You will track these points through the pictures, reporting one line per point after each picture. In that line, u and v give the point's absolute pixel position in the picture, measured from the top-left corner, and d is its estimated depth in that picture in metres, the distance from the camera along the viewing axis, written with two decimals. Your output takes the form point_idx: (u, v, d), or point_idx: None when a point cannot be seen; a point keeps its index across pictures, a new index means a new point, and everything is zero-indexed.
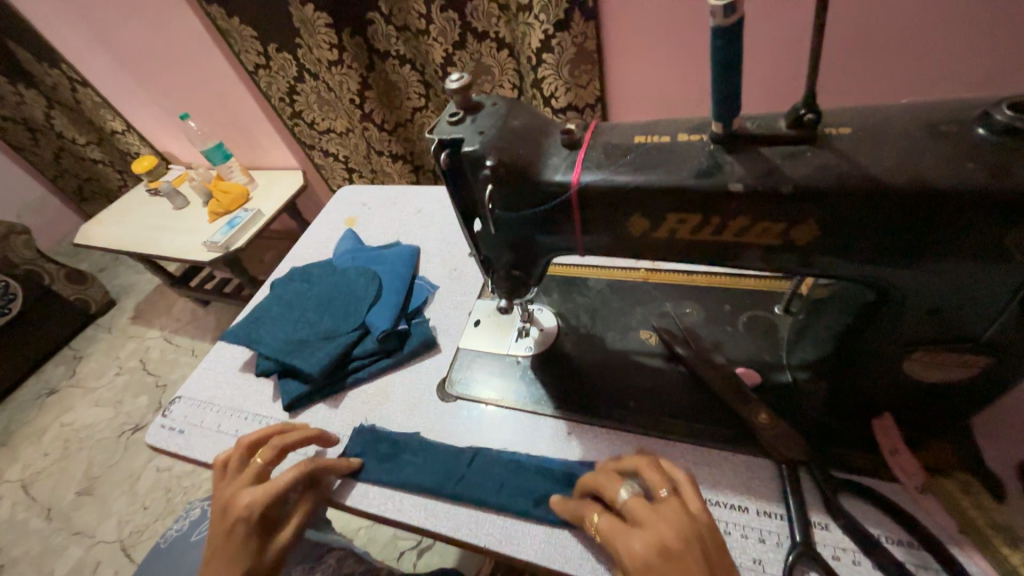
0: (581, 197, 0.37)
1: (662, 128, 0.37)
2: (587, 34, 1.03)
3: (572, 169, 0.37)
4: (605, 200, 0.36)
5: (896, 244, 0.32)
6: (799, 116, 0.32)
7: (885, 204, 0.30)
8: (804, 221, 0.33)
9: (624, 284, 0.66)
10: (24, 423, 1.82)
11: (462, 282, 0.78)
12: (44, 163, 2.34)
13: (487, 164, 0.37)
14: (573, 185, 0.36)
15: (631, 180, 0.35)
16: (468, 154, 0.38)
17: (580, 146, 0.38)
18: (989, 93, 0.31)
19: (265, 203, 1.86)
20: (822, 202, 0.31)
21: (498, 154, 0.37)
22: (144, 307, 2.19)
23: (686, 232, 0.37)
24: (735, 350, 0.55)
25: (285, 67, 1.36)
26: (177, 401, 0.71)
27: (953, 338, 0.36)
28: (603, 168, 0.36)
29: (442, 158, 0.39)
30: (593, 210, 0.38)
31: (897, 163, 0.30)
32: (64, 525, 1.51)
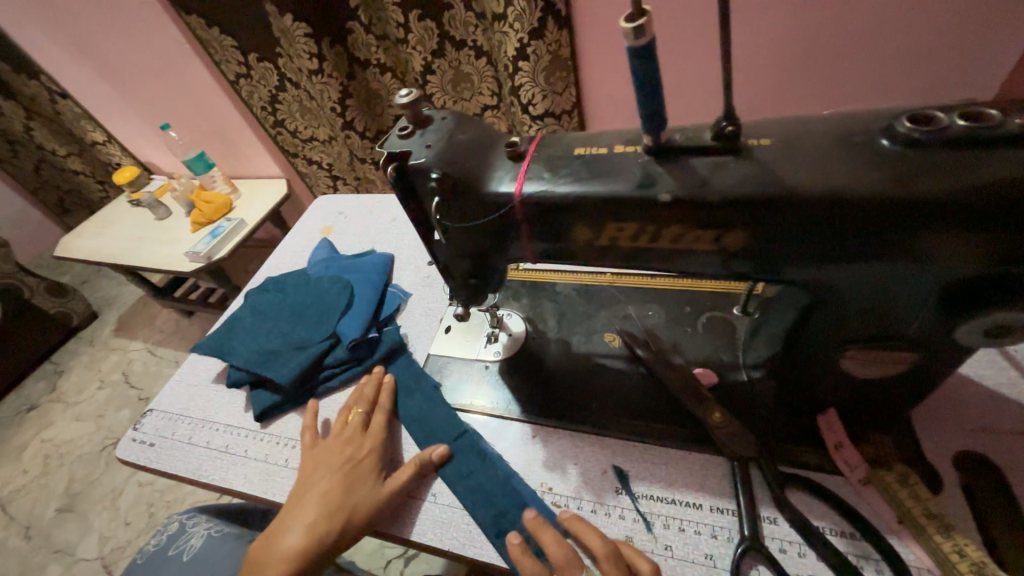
0: (525, 207, 0.38)
1: (601, 140, 0.38)
2: (560, 43, 1.06)
3: (516, 180, 0.38)
4: (547, 209, 0.38)
5: (817, 249, 0.34)
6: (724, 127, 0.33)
7: (801, 210, 0.32)
8: (734, 228, 0.35)
9: (590, 289, 0.67)
10: (2, 439, 1.78)
11: (435, 289, 0.79)
12: (24, 175, 2.31)
13: (433, 176, 0.39)
14: (516, 197, 0.38)
15: (570, 190, 0.36)
16: (415, 166, 0.39)
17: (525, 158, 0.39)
18: (901, 105, 0.33)
19: (249, 211, 1.85)
20: (748, 209, 0.33)
21: (443, 167, 0.38)
22: (127, 319, 2.16)
23: (628, 240, 0.38)
24: (694, 352, 0.56)
25: (265, 77, 1.37)
26: (150, 413, 0.71)
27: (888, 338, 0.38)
28: (545, 179, 0.37)
29: (388, 170, 0.40)
30: (538, 220, 0.39)
31: (813, 172, 0.32)
32: (43, 543, 1.48)
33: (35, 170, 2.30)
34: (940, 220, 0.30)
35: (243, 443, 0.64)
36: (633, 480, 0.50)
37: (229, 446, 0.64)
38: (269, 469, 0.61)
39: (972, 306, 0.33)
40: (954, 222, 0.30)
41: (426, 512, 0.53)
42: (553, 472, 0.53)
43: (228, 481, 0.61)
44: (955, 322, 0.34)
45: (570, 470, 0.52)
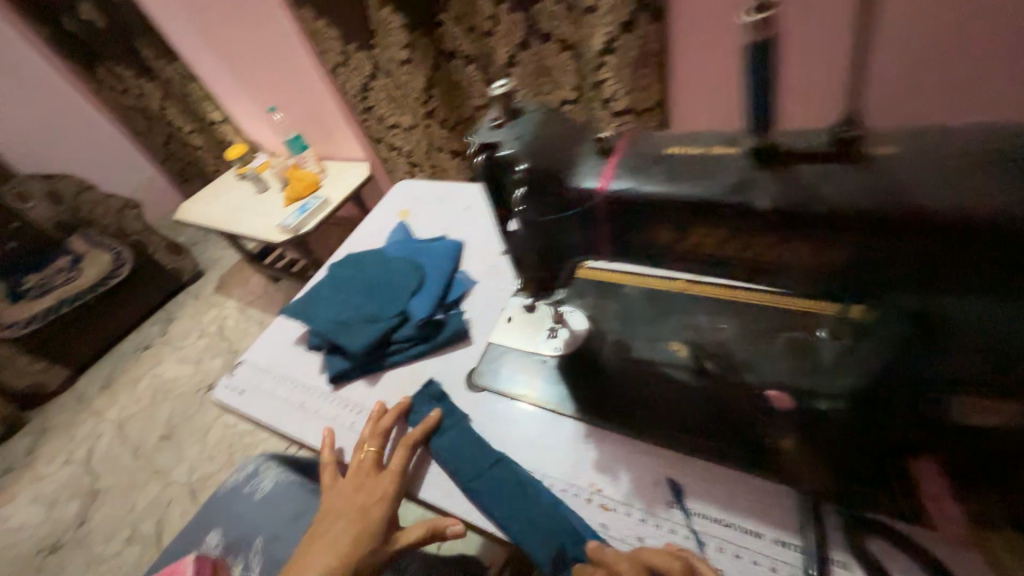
0: (608, 203, 0.38)
1: (698, 138, 0.37)
2: (649, 38, 1.01)
3: (600, 175, 0.38)
4: (631, 207, 0.37)
5: (945, 265, 0.30)
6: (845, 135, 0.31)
7: (923, 231, 0.29)
8: (849, 239, 0.32)
9: (660, 292, 0.64)
10: (123, 370, 2.10)
11: (500, 279, 0.80)
12: (154, 147, 2.64)
13: (520, 167, 0.40)
14: (600, 191, 0.38)
15: (655, 190, 0.36)
16: (504, 157, 0.40)
17: (614, 153, 0.38)
18: None
19: (333, 191, 2.01)
20: (864, 222, 0.31)
21: (531, 160, 0.39)
22: (225, 279, 2.44)
23: (716, 244, 0.37)
24: (769, 372, 0.52)
25: (360, 65, 1.47)
26: (242, 364, 0.80)
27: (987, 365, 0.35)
28: (633, 176, 0.37)
29: (478, 160, 0.42)
30: (620, 217, 0.38)
31: (951, 193, 0.28)
32: (147, 463, 1.73)
33: (164, 143, 2.63)
34: None
35: (316, 402, 0.70)
36: (688, 495, 0.48)
37: (304, 403, 0.71)
38: (337, 428, 0.66)
39: None
40: None
41: (475, 493, 0.54)
42: (604, 474, 0.52)
43: (301, 433, 0.67)
44: None
45: (622, 475, 0.52)
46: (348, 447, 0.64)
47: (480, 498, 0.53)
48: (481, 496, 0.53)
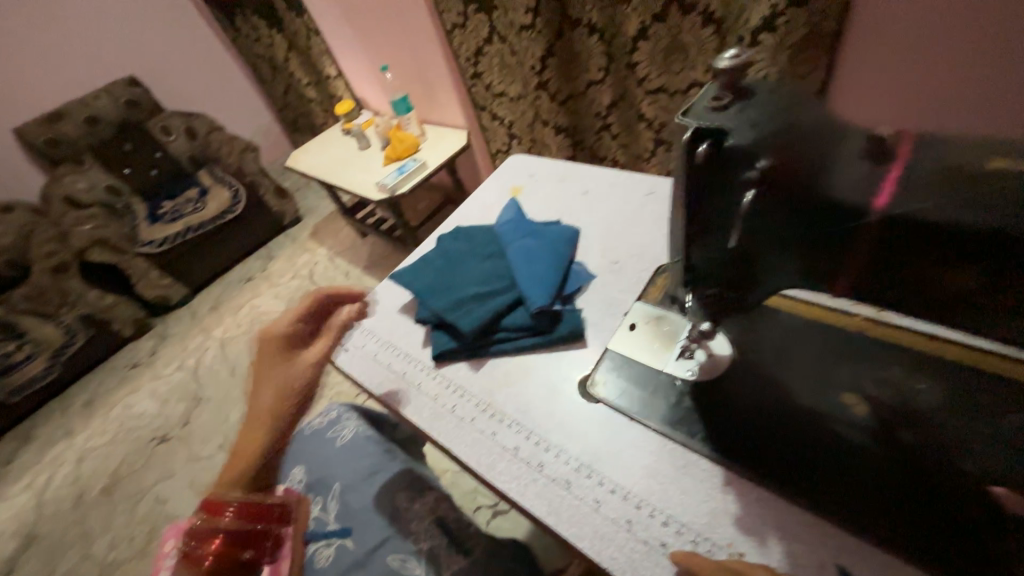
0: (884, 225, 0.37)
1: (993, 147, 0.34)
2: (827, 12, 0.82)
3: (877, 188, 0.36)
4: (909, 228, 0.37)
5: None
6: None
7: None
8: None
9: (833, 330, 0.53)
10: (228, 297, 2.32)
11: (624, 277, 0.72)
12: (275, 96, 2.89)
13: (877, 132, 0.35)
14: (876, 208, 0.37)
15: (945, 219, 0.35)
16: (879, 148, 0.35)
17: (894, 160, 0.35)
18: None
19: (431, 156, 2.01)
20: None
21: (884, 138, 0.35)
22: (320, 227, 2.59)
23: (954, 275, 0.38)
24: (986, 456, 0.42)
25: (478, 28, 1.50)
26: (347, 322, 0.81)
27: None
28: (924, 201, 0.35)
29: (880, 133, 0.35)
30: (892, 239, 0.38)
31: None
32: (240, 384, 1.90)
33: (284, 92, 2.83)
34: None
35: (419, 376, 0.68)
36: None
37: (405, 373, 0.69)
38: (436, 408, 0.64)
39: None
40: None
41: (585, 516, 0.49)
42: (750, 538, 0.44)
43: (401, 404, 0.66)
44: None
45: (770, 541, 0.44)
46: (447, 432, 0.61)
47: (594, 516, 0.49)
48: (595, 515, 0.49)
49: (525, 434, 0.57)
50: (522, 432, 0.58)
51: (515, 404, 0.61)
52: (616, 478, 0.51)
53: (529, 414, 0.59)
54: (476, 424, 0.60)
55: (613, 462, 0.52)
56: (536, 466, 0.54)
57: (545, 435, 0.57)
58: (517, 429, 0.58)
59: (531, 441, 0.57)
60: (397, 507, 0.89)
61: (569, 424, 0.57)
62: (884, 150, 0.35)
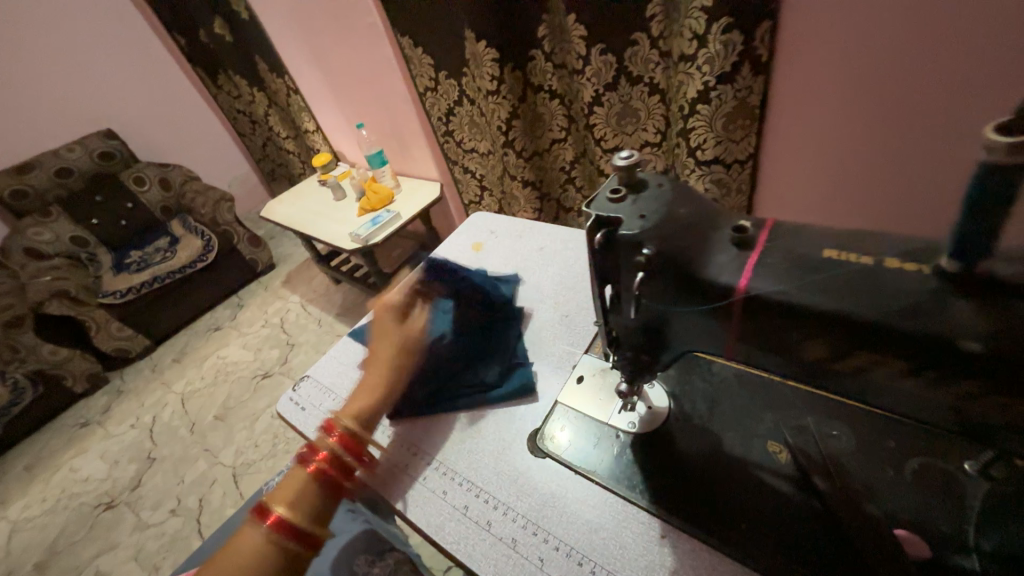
0: (747, 303, 0.37)
1: (865, 241, 0.34)
2: (751, 90, 0.93)
3: (741, 272, 0.37)
4: (774, 311, 0.36)
5: None
6: (1009, 121, 0.26)
7: None
8: (982, 387, 0.31)
9: (758, 380, 0.58)
10: (192, 348, 2.25)
11: (573, 331, 0.76)
12: (254, 147, 2.96)
13: (744, 225, 0.38)
14: (740, 290, 0.36)
15: (812, 300, 0.34)
16: (744, 238, 0.37)
17: (755, 248, 0.37)
18: None
19: (405, 207, 2.08)
20: (1013, 368, 0.28)
21: (748, 231, 0.38)
22: (293, 274, 2.59)
23: (825, 357, 0.37)
24: (894, 502, 0.45)
25: (448, 91, 1.61)
26: (305, 379, 0.81)
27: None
28: (784, 282, 0.35)
29: (748, 225, 0.38)
30: (760, 319, 0.37)
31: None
32: (199, 441, 1.82)
33: (263, 144, 2.91)
34: None
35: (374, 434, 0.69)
36: None
37: None
38: (389, 467, 0.64)
39: None
40: None
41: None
42: None
43: None
44: None
45: None
46: (399, 492, 0.61)
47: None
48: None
49: (474, 493, 0.58)
50: (472, 491, 0.59)
51: (466, 461, 0.62)
52: (559, 535, 0.52)
53: (479, 471, 0.60)
54: (428, 483, 0.61)
55: (557, 518, 0.54)
56: (483, 525, 0.55)
57: (494, 493, 0.58)
58: (466, 486, 0.59)
59: (479, 499, 0.57)
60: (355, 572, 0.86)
61: (518, 480, 0.58)
62: (747, 240, 0.37)
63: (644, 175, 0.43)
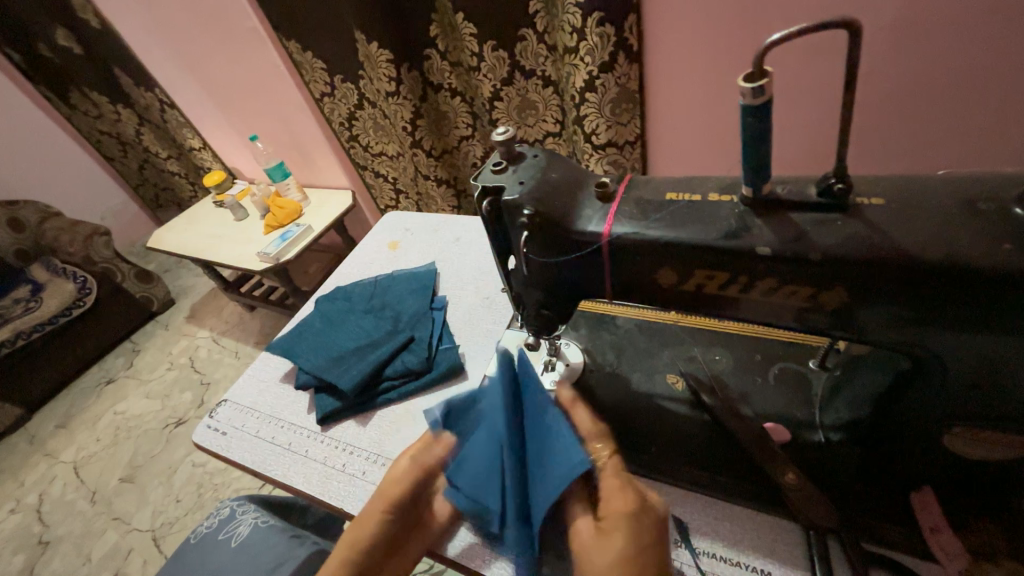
0: (611, 247, 0.43)
1: (695, 188, 0.43)
2: (629, 76, 1.03)
3: (604, 221, 0.43)
4: (635, 247, 0.42)
5: (917, 315, 0.36)
6: (751, 72, 0.32)
7: (900, 272, 0.35)
8: (793, 284, 0.39)
9: (654, 324, 0.66)
10: (81, 408, 1.96)
11: (494, 311, 0.80)
12: (129, 172, 2.63)
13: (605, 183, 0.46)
14: (605, 234, 0.43)
15: (659, 233, 0.41)
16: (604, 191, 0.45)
17: (612, 199, 0.44)
18: (1009, 173, 0.35)
19: (316, 219, 1.98)
20: (798, 267, 0.38)
21: (607, 187, 0.45)
22: (198, 307, 2.35)
23: (676, 282, 0.44)
24: (764, 404, 0.55)
25: (346, 96, 1.56)
26: (223, 403, 0.76)
27: (918, 355, 0.40)
28: (635, 223, 0.42)
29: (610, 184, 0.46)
30: (625, 256, 0.43)
31: (859, 232, 0.36)
32: (105, 509, 1.59)
33: (139, 168, 2.59)
34: (987, 366, 0.37)
35: (305, 443, 0.67)
36: (695, 533, 0.50)
37: (291, 444, 0.68)
38: (326, 471, 0.63)
39: (991, 434, 0.40)
40: (1001, 335, 0.35)
41: None
42: None
43: (288, 477, 0.64)
44: (988, 429, 0.40)
45: None
46: (339, 491, 0.61)
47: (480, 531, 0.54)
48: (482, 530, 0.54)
49: None
50: None
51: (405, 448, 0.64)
52: None
53: None
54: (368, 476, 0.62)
55: None
56: None
57: None
58: None
59: None
60: None
61: None
62: (604, 193, 0.45)
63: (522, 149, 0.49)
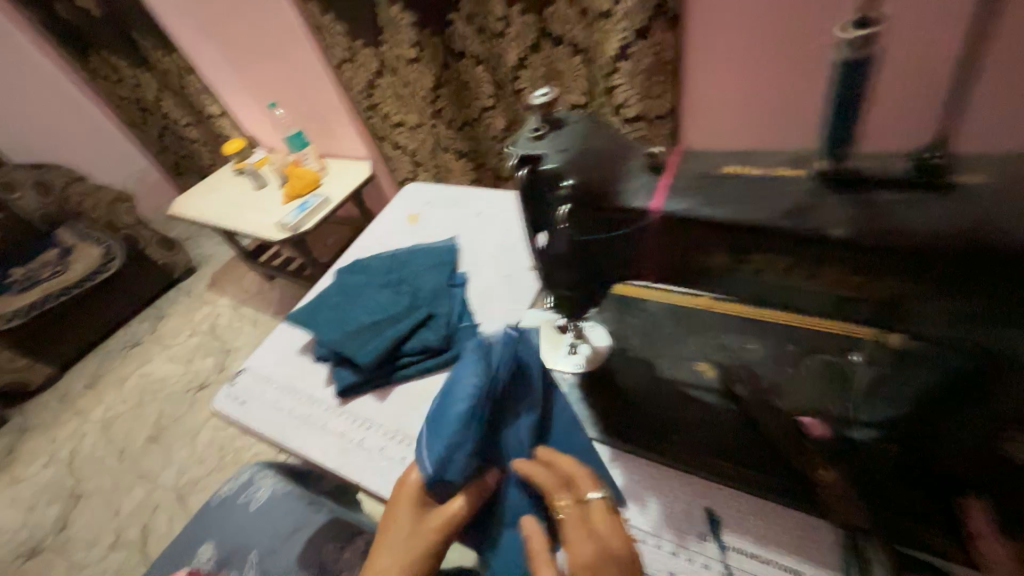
0: (658, 222, 0.40)
1: (754, 162, 0.39)
2: (664, 45, 0.95)
3: (653, 195, 0.40)
4: (678, 227, 0.39)
5: (994, 304, 0.34)
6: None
7: (983, 252, 0.31)
8: (849, 268, 0.36)
9: (687, 310, 0.62)
10: (109, 369, 2.03)
11: (516, 290, 0.77)
12: (150, 139, 2.63)
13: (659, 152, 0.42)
14: (654, 209, 0.39)
15: (711, 210, 0.38)
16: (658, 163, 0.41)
17: (664, 170, 0.41)
18: None
19: (333, 190, 1.95)
20: (862, 249, 0.34)
21: (660, 158, 0.41)
22: (219, 276, 2.38)
23: (721, 265, 0.41)
24: (798, 397, 0.51)
25: (366, 63, 1.51)
26: (243, 372, 0.76)
27: (988, 351, 0.37)
28: (689, 202, 0.38)
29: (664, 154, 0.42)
30: (669, 236, 0.40)
31: (937, 210, 0.32)
32: (133, 466, 1.66)
33: (160, 135, 2.59)
34: None
35: (323, 416, 0.67)
36: (724, 528, 0.48)
37: (310, 416, 0.67)
38: (344, 444, 0.63)
39: None
40: None
41: (491, 516, 0.52)
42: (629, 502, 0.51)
43: (307, 448, 0.64)
44: None
45: (649, 502, 0.51)
46: (356, 466, 0.60)
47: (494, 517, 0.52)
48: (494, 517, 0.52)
49: None
50: None
51: (422, 425, 0.62)
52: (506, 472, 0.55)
53: None
54: (385, 452, 0.61)
55: None
56: None
57: None
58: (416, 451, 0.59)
59: None
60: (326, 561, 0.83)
61: None
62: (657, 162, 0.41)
63: (564, 114, 0.45)
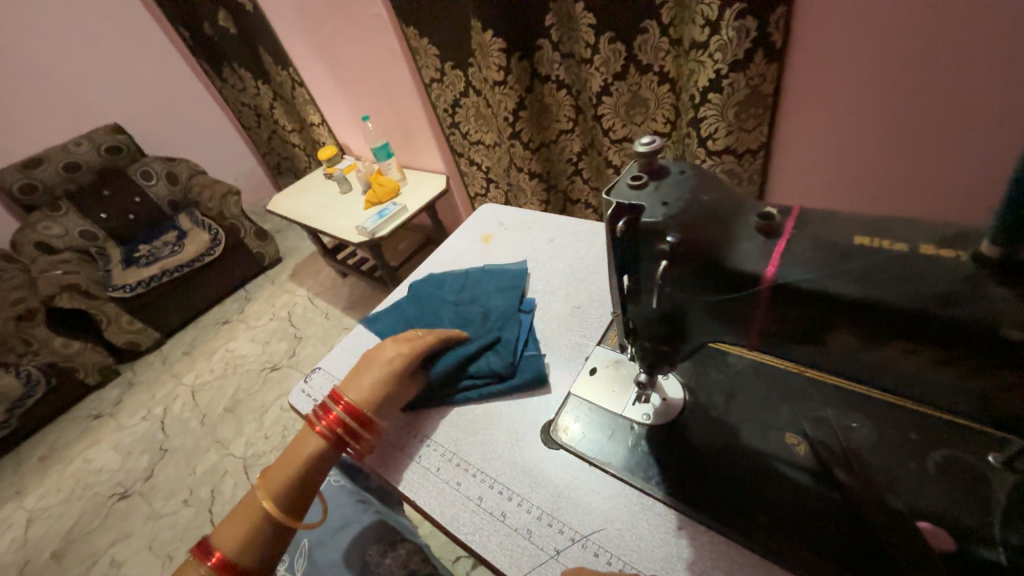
0: (775, 292, 0.37)
1: (901, 233, 0.34)
2: (766, 77, 0.90)
3: (769, 261, 0.37)
4: (798, 300, 0.36)
5: None
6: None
7: None
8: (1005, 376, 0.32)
9: (779, 373, 0.57)
10: (203, 340, 2.27)
11: (584, 323, 0.75)
12: (259, 141, 2.95)
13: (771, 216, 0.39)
14: (767, 278, 0.37)
15: (843, 290, 0.34)
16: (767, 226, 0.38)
17: (780, 233, 0.38)
18: None
19: (411, 200, 2.06)
20: None
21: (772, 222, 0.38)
22: (300, 268, 2.58)
23: (847, 344, 0.37)
24: (918, 494, 0.45)
25: (454, 82, 1.58)
26: (317, 370, 0.81)
27: None
28: (816, 275, 0.35)
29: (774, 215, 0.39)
30: (785, 305, 0.37)
31: None
32: (210, 432, 1.84)
33: (268, 138, 2.89)
34: None
35: (386, 425, 0.69)
36: None
37: None
38: (404, 459, 0.64)
39: None
40: None
41: (545, 567, 0.50)
42: None
43: (368, 455, 0.66)
44: None
45: None
46: (413, 483, 0.61)
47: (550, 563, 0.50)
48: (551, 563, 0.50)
49: (488, 476, 0.59)
50: (486, 474, 0.59)
51: (480, 452, 0.62)
52: (569, 516, 0.53)
53: (484, 464, 0.60)
54: (443, 473, 0.61)
55: (564, 505, 0.54)
56: (499, 515, 0.55)
57: (510, 478, 0.58)
58: (478, 478, 0.59)
59: (494, 479, 0.59)
60: (368, 561, 0.85)
61: (525, 475, 0.58)
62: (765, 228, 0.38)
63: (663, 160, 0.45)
